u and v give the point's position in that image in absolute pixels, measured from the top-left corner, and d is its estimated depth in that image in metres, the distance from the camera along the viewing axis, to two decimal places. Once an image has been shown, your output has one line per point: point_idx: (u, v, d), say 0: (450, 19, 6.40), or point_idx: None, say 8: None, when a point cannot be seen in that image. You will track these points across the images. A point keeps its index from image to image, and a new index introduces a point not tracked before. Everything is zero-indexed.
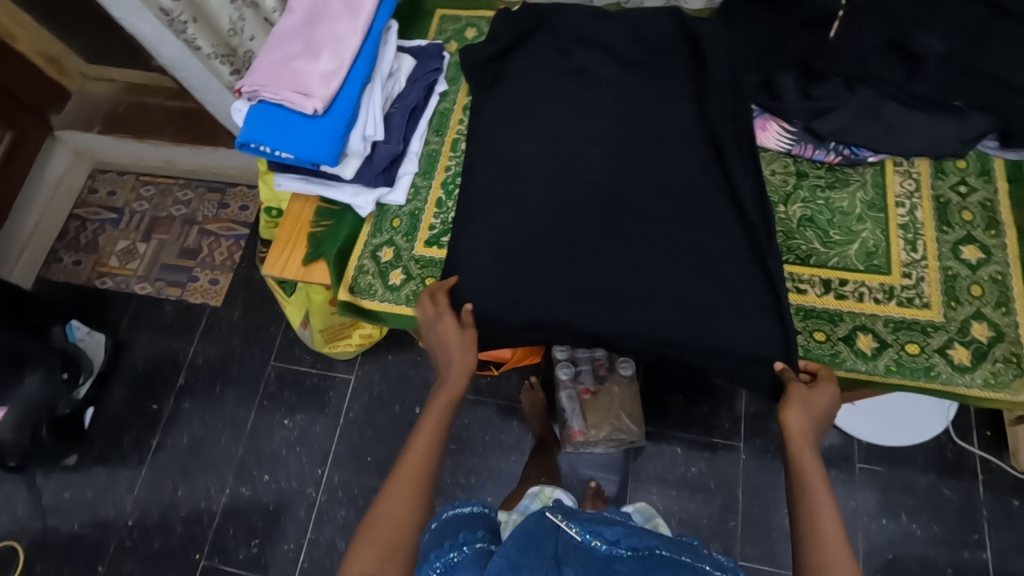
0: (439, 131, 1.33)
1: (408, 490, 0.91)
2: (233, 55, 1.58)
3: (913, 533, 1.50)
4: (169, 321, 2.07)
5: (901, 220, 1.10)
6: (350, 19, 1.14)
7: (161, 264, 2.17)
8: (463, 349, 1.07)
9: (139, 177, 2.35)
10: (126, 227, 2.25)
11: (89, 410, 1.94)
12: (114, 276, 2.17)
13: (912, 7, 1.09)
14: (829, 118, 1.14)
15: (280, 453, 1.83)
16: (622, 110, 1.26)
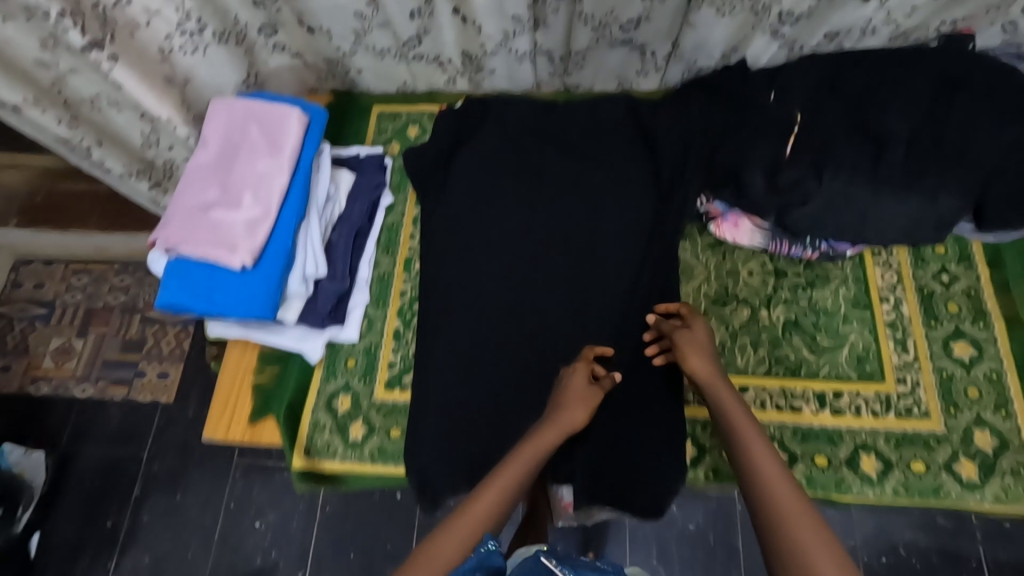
0: (389, 249, 1.21)
1: (465, 528, 0.78)
2: (153, 167, 1.27)
3: (913, 571, 1.13)
4: (117, 423, 1.54)
5: (888, 317, 1.04)
6: (273, 154, 1.01)
7: (103, 361, 1.61)
8: (581, 404, 0.94)
9: (70, 265, 1.74)
10: (59, 323, 1.67)
11: (32, 540, 1.42)
12: (49, 381, 1.60)
13: (876, 90, 1.07)
14: (803, 214, 1.06)
15: (253, 562, 1.38)
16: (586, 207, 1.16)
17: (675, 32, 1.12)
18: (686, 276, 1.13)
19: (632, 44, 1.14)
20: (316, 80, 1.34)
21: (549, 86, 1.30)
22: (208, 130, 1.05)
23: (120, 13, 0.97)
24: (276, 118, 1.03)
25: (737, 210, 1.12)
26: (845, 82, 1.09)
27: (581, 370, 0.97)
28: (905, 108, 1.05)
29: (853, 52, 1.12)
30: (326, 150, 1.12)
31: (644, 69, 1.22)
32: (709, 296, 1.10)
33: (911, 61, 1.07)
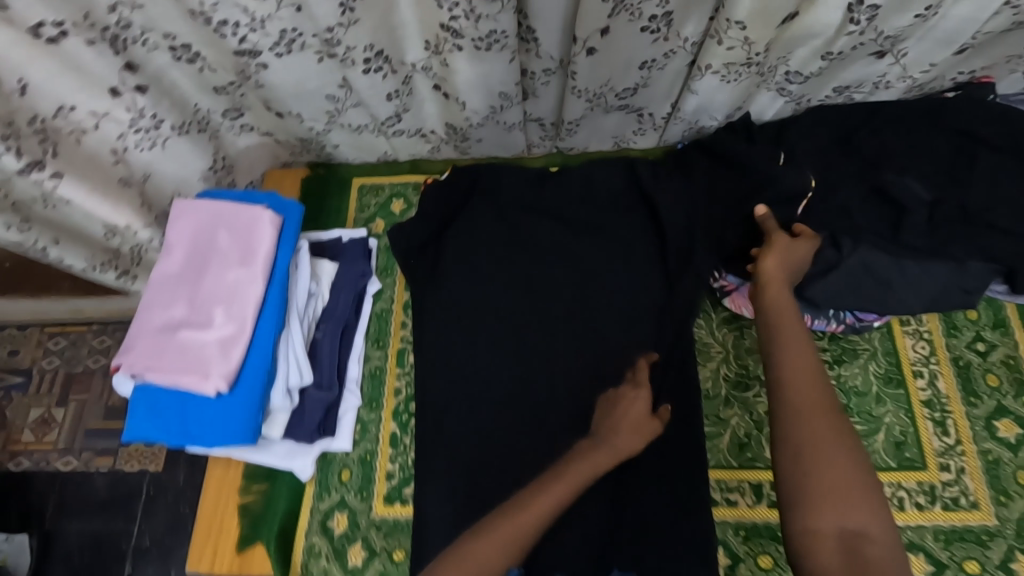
0: (379, 342, 1.11)
1: (509, 534, 0.76)
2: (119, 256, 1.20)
3: None
4: (103, 496, 1.47)
5: (923, 394, 0.97)
6: (245, 262, 0.92)
7: (88, 430, 1.53)
8: (634, 432, 0.87)
9: (44, 327, 1.65)
10: (37, 391, 1.58)
11: None
12: (31, 455, 1.52)
13: (892, 153, 1.00)
14: (824, 286, 0.97)
15: None
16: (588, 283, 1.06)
17: (673, 96, 1.02)
18: (703, 357, 1.04)
19: (629, 110, 1.06)
20: (290, 156, 1.25)
21: (541, 149, 1.22)
22: (172, 235, 0.96)
23: (64, 122, 0.87)
24: (247, 221, 0.94)
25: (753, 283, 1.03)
26: (860, 142, 1.02)
27: (639, 399, 0.90)
28: (925, 170, 0.98)
29: (864, 105, 1.04)
30: (305, 247, 1.03)
31: (641, 129, 1.13)
32: (729, 379, 1.02)
33: (929, 116, 1.00)
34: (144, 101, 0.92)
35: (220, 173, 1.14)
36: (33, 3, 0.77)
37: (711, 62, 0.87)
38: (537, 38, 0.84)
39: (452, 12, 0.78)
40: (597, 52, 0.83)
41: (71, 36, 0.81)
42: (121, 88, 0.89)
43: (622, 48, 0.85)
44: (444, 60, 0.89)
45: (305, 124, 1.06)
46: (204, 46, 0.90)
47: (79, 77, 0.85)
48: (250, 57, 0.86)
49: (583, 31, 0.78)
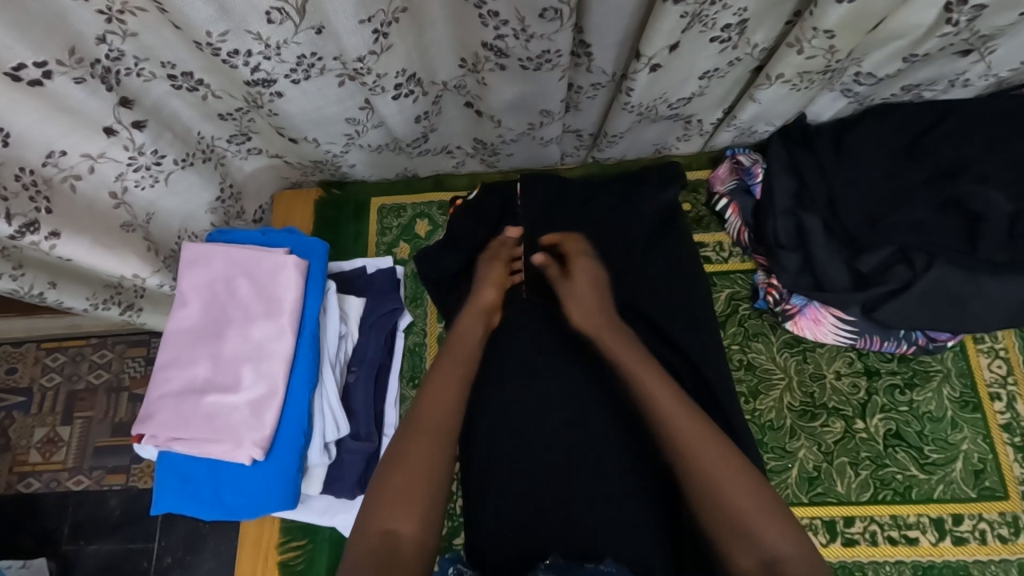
0: (414, 380, 1.05)
1: (425, 442, 0.70)
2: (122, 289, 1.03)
3: None
4: (120, 519, 1.29)
5: (1002, 418, 0.91)
6: (272, 315, 0.85)
7: (96, 449, 1.34)
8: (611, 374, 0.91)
9: (40, 343, 1.43)
10: (39, 409, 1.38)
11: None
12: (40, 475, 1.34)
13: (970, 162, 0.91)
14: (898, 309, 0.90)
15: None
16: (640, 306, 0.95)
17: (729, 101, 0.92)
18: (764, 385, 0.98)
19: (678, 118, 0.96)
20: (299, 178, 1.15)
21: (574, 158, 1.12)
22: (185, 284, 0.87)
23: (55, 169, 0.77)
24: (270, 269, 0.86)
25: (816, 303, 0.95)
26: (933, 144, 0.94)
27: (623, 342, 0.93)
28: (1006, 176, 0.90)
29: (938, 103, 0.96)
30: (334, 288, 0.95)
31: (687, 136, 1.04)
32: (793, 407, 0.96)
33: (1009, 117, 0.92)
34: (142, 137, 0.81)
35: (228, 202, 1.03)
36: (10, 42, 0.65)
37: (784, 72, 0.77)
38: (591, 53, 0.73)
39: (499, 31, 0.67)
40: (660, 68, 0.74)
41: (57, 76, 0.70)
42: (117, 126, 0.78)
43: (686, 61, 0.75)
44: (482, 79, 0.78)
45: (321, 148, 0.96)
46: (206, 72, 0.80)
47: (71, 118, 0.74)
48: (264, 87, 0.74)
49: (650, 49, 0.68)
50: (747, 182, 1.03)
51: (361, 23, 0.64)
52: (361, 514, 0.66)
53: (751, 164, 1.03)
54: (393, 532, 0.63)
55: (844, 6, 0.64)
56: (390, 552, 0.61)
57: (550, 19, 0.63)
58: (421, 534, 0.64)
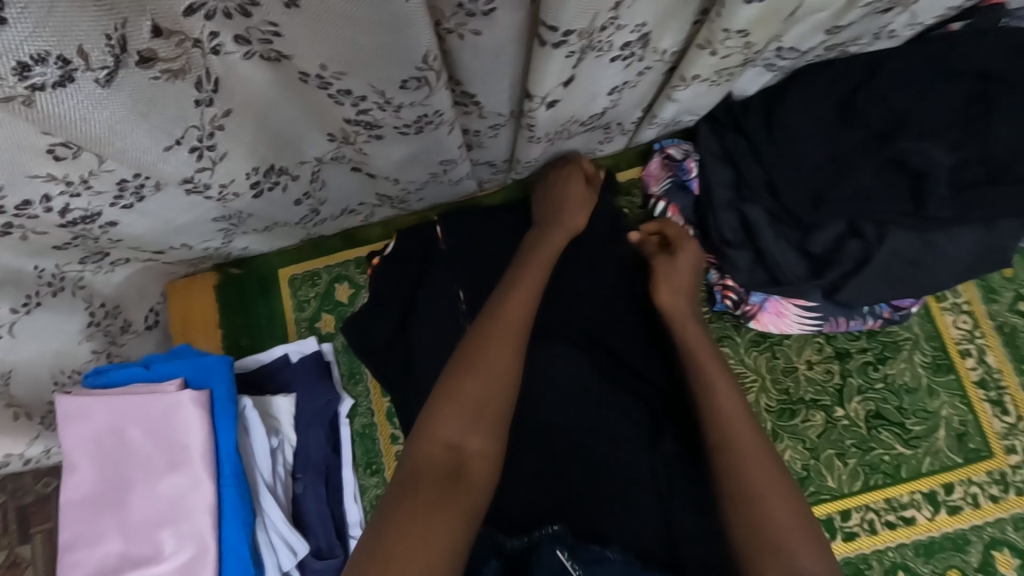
0: (372, 466, 0.94)
1: (504, 345, 0.66)
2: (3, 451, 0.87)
3: None
4: None
5: (975, 375, 0.89)
6: (181, 464, 0.73)
7: None
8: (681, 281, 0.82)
9: None
10: None
11: None
12: None
13: (907, 119, 0.85)
14: (859, 289, 0.85)
15: None
16: (598, 340, 0.86)
17: (646, 102, 0.81)
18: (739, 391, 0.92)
19: (597, 127, 0.84)
20: (188, 268, 0.99)
21: (495, 182, 1.00)
22: (68, 446, 0.74)
23: None
24: (165, 412, 0.74)
25: (775, 296, 0.90)
26: (867, 104, 0.86)
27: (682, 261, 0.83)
28: (945, 124, 0.84)
29: (864, 58, 0.88)
30: (250, 403, 0.83)
31: (609, 139, 0.93)
32: (772, 408, 0.91)
33: (939, 62, 0.85)
34: None
35: (106, 322, 0.88)
36: None
37: (699, 73, 0.68)
38: (477, 100, 0.61)
39: (360, 105, 0.54)
40: (559, 101, 0.64)
41: None
42: None
43: (589, 83, 0.64)
44: (360, 149, 0.65)
45: (198, 248, 0.82)
46: None
47: None
48: (89, 222, 0.60)
49: (542, 89, 0.57)
50: (682, 178, 0.96)
51: (170, 148, 0.51)
52: (422, 418, 0.62)
53: (683, 158, 0.96)
54: (459, 448, 0.60)
55: (754, 4, 0.55)
56: (454, 469, 0.59)
57: (415, 88, 0.51)
58: (490, 449, 0.61)
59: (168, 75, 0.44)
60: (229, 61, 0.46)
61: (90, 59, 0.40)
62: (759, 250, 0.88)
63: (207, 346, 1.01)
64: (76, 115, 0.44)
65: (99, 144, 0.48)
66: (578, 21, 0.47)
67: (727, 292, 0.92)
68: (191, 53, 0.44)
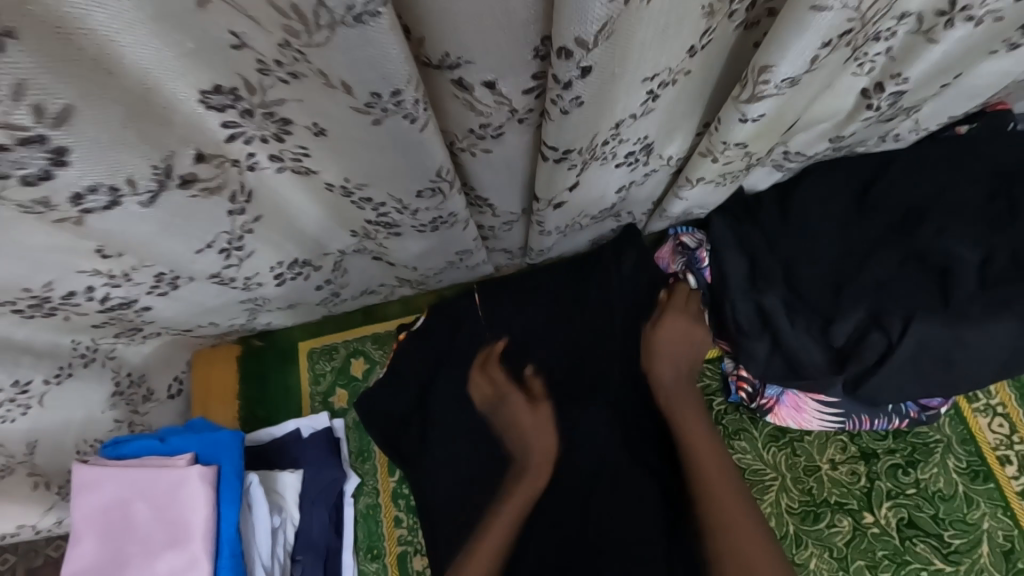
0: (372, 552, 0.92)
1: None
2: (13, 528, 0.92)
3: None
4: None
5: (1018, 485, 0.83)
6: (178, 542, 0.72)
7: None
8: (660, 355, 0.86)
9: None
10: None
11: None
12: None
13: (920, 219, 0.86)
14: (880, 387, 0.83)
15: None
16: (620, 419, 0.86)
17: (656, 197, 0.84)
18: (756, 489, 0.88)
19: (610, 214, 0.86)
20: (214, 339, 1.03)
21: (511, 266, 1.04)
22: (75, 518, 0.75)
23: None
24: (169, 488, 0.74)
25: (793, 390, 0.87)
26: (878, 202, 0.89)
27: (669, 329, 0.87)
28: (961, 227, 0.85)
29: (871, 158, 0.91)
30: (255, 480, 0.83)
31: (622, 226, 0.96)
32: (794, 510, 0.86)
33: (945, 165, 0.88)
34: None
35: (129, 391, 0.91)
36: None
37: (704, 175, 0.71)
38: (491, 201, 0.66)
39: (380, 211, 0.59)
40: (566, 202, 0.67)
41: None
42: None
43: (596, 187, 0.68)
44: (381, 244, 0.70)
45: (223, 325, 0.86)
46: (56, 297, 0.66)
47: None
48: (125, 308, 0.65)
49: (549, 193, 0.60)
50: (695, 265, 0.96)
51: (200, 251, 0.56)
52: None
53: (696, 246, 0.97)
54: None
55: (749, 123, 0.56)
56: None
57: (430, 196, 0.55)
58: None
59: (202, 192, 0.49)
60: (263, 175, 0.51)
61: (137, 186, 0.45)
62: (773, 342, 0.88)
63: (224, 416, 1.04)
64: (116, 227, 0.48)
65: (134, 247, 0.52)
66: (575, 141, 0.49)
67: (745, 384, 0.90)
68: (229, 171, 0.49)
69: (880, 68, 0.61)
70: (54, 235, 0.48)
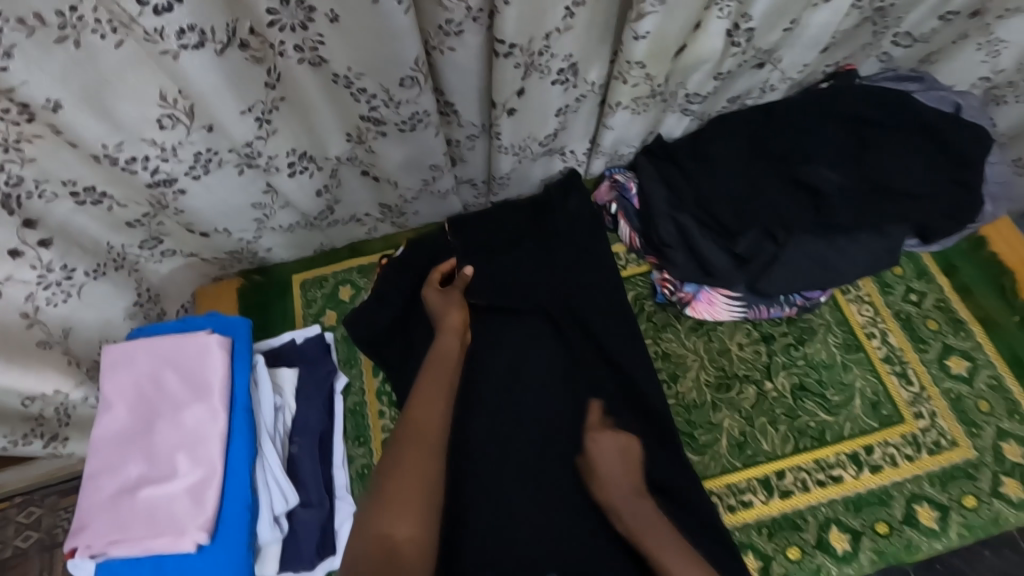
0: (360, 438, 1.05)
1: (427, 429, 0.81)
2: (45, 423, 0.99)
3: None
4: None
5: (881, 353, 1.04)
6: (200, 397, 0.86)
7: None
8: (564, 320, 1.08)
9: None
10: None
11: None
12: None
13: (794, 152, 1.10)
14: (771, 280, 1.04)
15: None
16: (565, 310, 1.08)
17: (590, 133, 1.08)
18: (680, 368, 1.07)
19: (553, 152, 1.10)
20: (218, 270, 1.17)
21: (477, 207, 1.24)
22: (107, 387, 0.87)
23: None
24: (194, 352, 0.88)
25: (707, 287, 1.08)
26: (765, 140, 1.12)
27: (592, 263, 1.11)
28: (825, 156, 1.09)
29: (758, 108, 1.16)
30: (261, 360, 0.98)
31: (567, 169, 1.18)
32: (710, 383, 1.05)
33: (815, 109, 1.12)
34: (50, 255, 0.84)
35: (147, 305, 1.04)
36: None
37: (620, 100, 0.94)
38: (456, 109, 0.86)
39: (371, 104, 0.79)
40: (516, 111, 0.87)
41: None
42: (23, 247, 0.81)
43: (538, 104, 0.89)
44: (369, 148, 0.89)
45: (234, 237, 1.03)
46: (110, 184, 0.85)
47: None
48: (166, 187, 0.82)
49: (501, 97, 0.82)
50: (626, 195, 1.18)
51: (243, 113, 0.75)
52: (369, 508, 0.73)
53: (626, 180, 1.18)
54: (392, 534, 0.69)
55: (642, 41, 0.82)
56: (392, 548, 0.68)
57: (409, 86, 0.75)
58: (417, 534, 0.70)
59: (253, 58, 0.71)
60: (288, 64, 0.73)
61: (216, 36, 0.66)
62: (690, 249, 1.08)
63: None
64: (196, 67, 0.67)
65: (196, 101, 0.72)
66: (518, 37, 0.72)
67: (669, 287, 1.10)
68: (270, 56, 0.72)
69: (733, 12, 0.87)
70: (141, 84, 0.70)
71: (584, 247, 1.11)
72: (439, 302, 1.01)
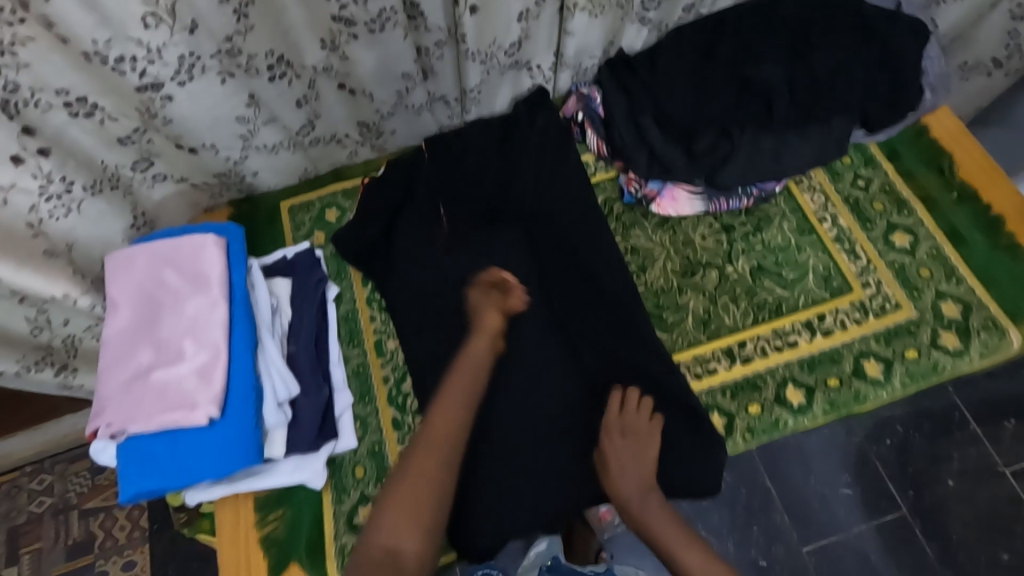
0: (354, 341, 1.13)
1: (438, 448, 0.80)
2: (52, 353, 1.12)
3: None
4: None
5: (832, 234, 1.13)
6: (201, 290, 0.93)
7: None
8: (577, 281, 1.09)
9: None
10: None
11: None
12: None
13: (746, 54, 1.16)
14: (727, 173, 1.11)
15: None
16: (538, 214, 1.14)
17: (554, 44, 1.17)
18: (648, 260, 1.15)
19: (519, 65, 1.17)
20: (210, 198, 1.19)
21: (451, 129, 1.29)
22: (113, 289, 0.94)
23: None
24: (192, 251, 0.95)
25: (670, 184, 1.16)
26: (718, 45, 1.18)
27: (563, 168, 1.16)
28: (773, 55, 1.15)
29: (711, 16, 1.22)
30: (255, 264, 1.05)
31: (535, 86, 1.24)
32: (676, 271, 1.13)
33: (762, 15, 1.19)
34: (48, 165, 0.91)
35: (144, 228, 1.10)
36: None
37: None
38: (422, 11, 0.98)
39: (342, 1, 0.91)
40: (478, 10, 0.99)
41: None
42: (23, 154, 0.87)
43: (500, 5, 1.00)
44: (343, 54, 1.00)
45: (221, 156, 1.09)
46: (99, 94, 0.90)
47: None
48: (154, 92, 0.92)
49: None
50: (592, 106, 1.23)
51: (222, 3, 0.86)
52: (373, 524, 0.75)
53: (591, 93, 1.24)
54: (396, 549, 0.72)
55: None
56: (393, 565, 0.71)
57: None
58: (421, 548, 0.73)
59: None
60: None
61: None
62: (652, 150, 1.15)
63: None
64: None
65: None
66: None
67: (637, 187, 1.18)
68: None
69: None
70: None
71: (553, 155, 1.17)
72: (486, 309, 0.93)
